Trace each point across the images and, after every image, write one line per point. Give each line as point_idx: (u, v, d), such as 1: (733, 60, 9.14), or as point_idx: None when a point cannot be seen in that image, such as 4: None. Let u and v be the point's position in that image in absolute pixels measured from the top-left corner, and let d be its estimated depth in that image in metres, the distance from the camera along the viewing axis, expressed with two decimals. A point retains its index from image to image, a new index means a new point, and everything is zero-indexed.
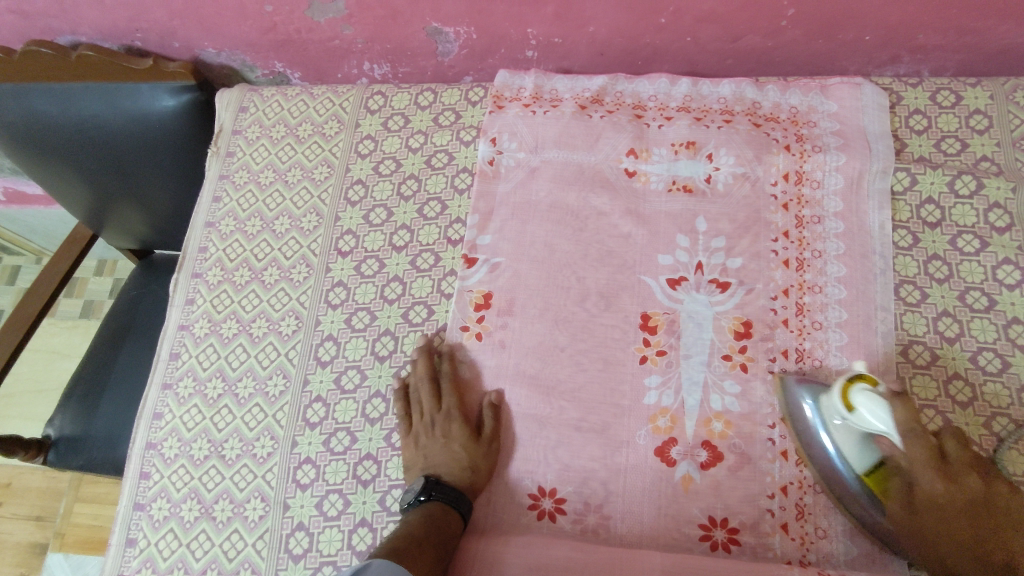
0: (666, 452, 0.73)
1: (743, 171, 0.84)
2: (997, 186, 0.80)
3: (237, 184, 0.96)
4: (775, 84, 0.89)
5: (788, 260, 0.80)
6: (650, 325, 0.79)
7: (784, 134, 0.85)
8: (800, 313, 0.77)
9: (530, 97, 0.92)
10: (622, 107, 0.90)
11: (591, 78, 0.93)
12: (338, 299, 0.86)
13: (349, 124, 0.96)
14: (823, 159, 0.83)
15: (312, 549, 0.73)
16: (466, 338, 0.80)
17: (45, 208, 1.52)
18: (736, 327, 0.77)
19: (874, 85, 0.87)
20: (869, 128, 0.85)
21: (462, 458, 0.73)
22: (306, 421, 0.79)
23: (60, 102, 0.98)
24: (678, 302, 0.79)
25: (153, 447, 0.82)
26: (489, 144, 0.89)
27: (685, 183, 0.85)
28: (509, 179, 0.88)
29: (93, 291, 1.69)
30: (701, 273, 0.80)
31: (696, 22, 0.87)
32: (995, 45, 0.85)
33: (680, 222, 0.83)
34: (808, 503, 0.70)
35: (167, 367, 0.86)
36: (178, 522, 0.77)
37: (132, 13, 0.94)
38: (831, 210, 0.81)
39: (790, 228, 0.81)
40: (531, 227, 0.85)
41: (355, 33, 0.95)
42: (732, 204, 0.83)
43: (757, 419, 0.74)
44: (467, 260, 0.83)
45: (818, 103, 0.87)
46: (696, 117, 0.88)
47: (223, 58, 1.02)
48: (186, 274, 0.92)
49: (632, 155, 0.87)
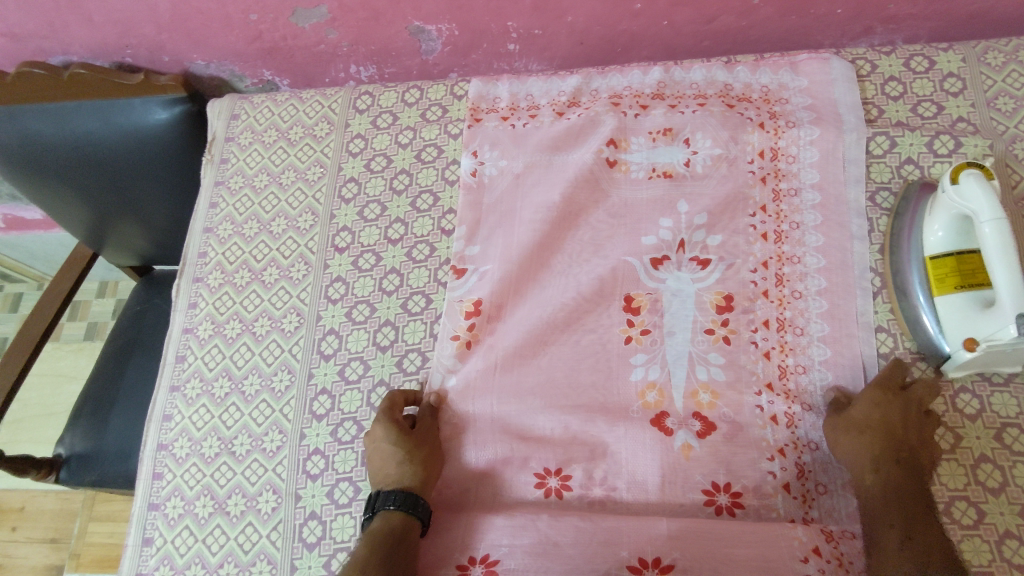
0: (661, 422, 0.75)
1: (721, 151, 0.85)
2: (976, 144, 0.81)
3: (233, 189, 0.98)
4: (744, 64, 0.90)
5: (766, 233, 0.81)
6: (633, 306, 0.80)
7: (757, 113, 0.87)
8: (780, 283, 0.79)
9: (506, 108, 0.93)
10: (598, 102, 0.92)
11: (564, 78, 0.94)
12: (338, 293, 0.87)
13: (338, 125, 0.98)
14: (797, 134, 0.85)
15: (326, 537, 0.75)
16: (456, 347, 0.81)
17: (44, 233, 1.54)
18: (718, 302, 0.79)
19: (842, 59, 0.88)
20: (840, 100, 0.86)
21: (395, 453, 0.73)
22: (313, 413, 0.81)
23: (54, 122, 1.00)
24: (660, 282, 0.81)
25: (164, 448, 0.84)
26: (471, 156, 0.91)
27: (664, 170, 0.86)
28: (495, 187, 0.89)
29: (97, 313, 1.71)
30: (683, 251, 0.82)
31: (670, 6, 0.89)
32: (965, 10, 0.87)
33: (661, 205, 0.84)
34: (807, 463, 0.72)
35: (174, 370, 0.88)
36: (193, 519, 0.79)
37: (121, 29, 0.97)
38: (808, 182, 0.83)
39: (768, 203, 0.82)
40: (518, 227, 0.86)
41: (340, 37, 0.97)
42: (711, 184, 0.84)
43: (744, 386, 0.75)
44: (457, 272, 0.85)
45: (789, 80, 0.88)
46: (670, 104, 0.89)
47: (212, 70, 1.05)
48: (187, 279, 0.94)
49: (612, 144, 0.88)
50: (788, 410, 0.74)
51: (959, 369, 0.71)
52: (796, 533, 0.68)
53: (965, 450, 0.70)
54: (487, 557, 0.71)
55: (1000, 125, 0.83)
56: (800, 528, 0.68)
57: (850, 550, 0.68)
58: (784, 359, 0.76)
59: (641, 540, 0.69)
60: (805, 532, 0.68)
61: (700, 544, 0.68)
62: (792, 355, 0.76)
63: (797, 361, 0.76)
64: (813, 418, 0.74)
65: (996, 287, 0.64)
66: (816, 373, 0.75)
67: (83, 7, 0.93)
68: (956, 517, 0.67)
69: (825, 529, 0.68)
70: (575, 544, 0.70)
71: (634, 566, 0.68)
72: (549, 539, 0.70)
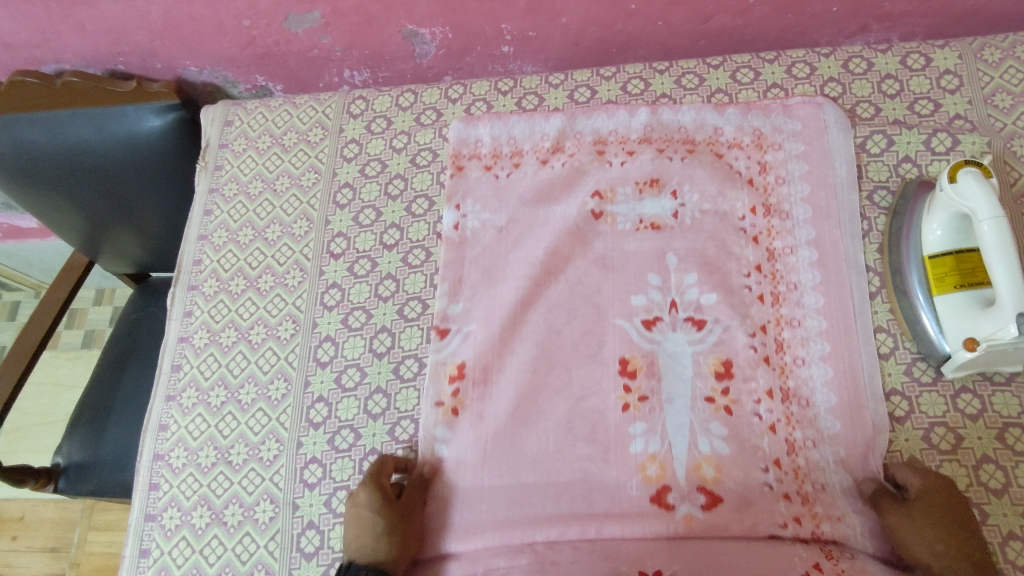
0: (663, 499, 0.71)
1: (708, 207, 0.82)
2: (973, 141, 0.81)
3: (227, 196, 0.98)
4: (735, 106, 0.86)
5: (762, 295, 0.78)
6: (630, 369, 0.77)
7: (747, 164, 0.84)
8: (780, 350, 0.76)
9: (489, 156, 0.90)
10: (583, 147, 0.88)
11: (548, 118, 0.90)
12: (334, 300, 0.87)
13: (333, 129, 0.98)
14: (787, 192, 0.82)
15: (324, 546, 0.74)
16: (443, 414, 0.77)
17: (40, 241, 1.54)
18: (716, 367, 0.76)
19: (835, 105, 0.85)
20: (834, 149, 0.83)
21: (374, 525, 0.69)
22: (310, 421, 0.81)
23: (47, 130, 0.99)
24: (654, 343, 0.77)
25: (160, 458, 0.83)
26: (453, 210, 0.87)
27: (651, 222, 0.83)
28: (478, 242, 0.86)
29: (94, 320, 1.70)
30: (676, 311, 0.78)
31: (665, 6, 0.88)
32: (962, 7, 0.87)
33: (649, 259, 0.81)
34: (825, 530, 0.68)
35: (170, 379, 0.87)
36: (190, 530, 0.78)
37: (114, 36, 0.96)
38: (803, 239, 0.79)
39: (762, 262, 0.79)
40: (501, 288, 0.83)
41: (333, 42, 0.96)
42: (700, 240, 0.81)
43: (750, 461, 0.72)
44: (440, 333, 0.81)
45: (782, 124, 0.85)
46: (657, 149, 0.86)
47: (205, 76, 1.04)
48: (182, 287, 0.93)
49: (597, 195, 0.85)
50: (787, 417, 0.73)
51: (958, 369, 0.71)
52: (797, 549, 0.67)
53: (966, 451, 0.69)
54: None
55: (997, 122, 0.83)
56: (799, 545, 0.68)
57: (852, 567, 0.66)
58: (791, 433, 0.72)
59: (640, 554, 0.69)
60: (805, 548, 0.67)
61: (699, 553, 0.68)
62: (800, 429, 0.73)
63: (805, 435, 0.72)
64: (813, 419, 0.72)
65: (996, 287, 0.64)
66: (822, 408, 0.73)
67: (75, 16, 0.93)
68: None
69: (824, 547, 0.68)
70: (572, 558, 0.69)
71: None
72: (548, 558, 0.69)
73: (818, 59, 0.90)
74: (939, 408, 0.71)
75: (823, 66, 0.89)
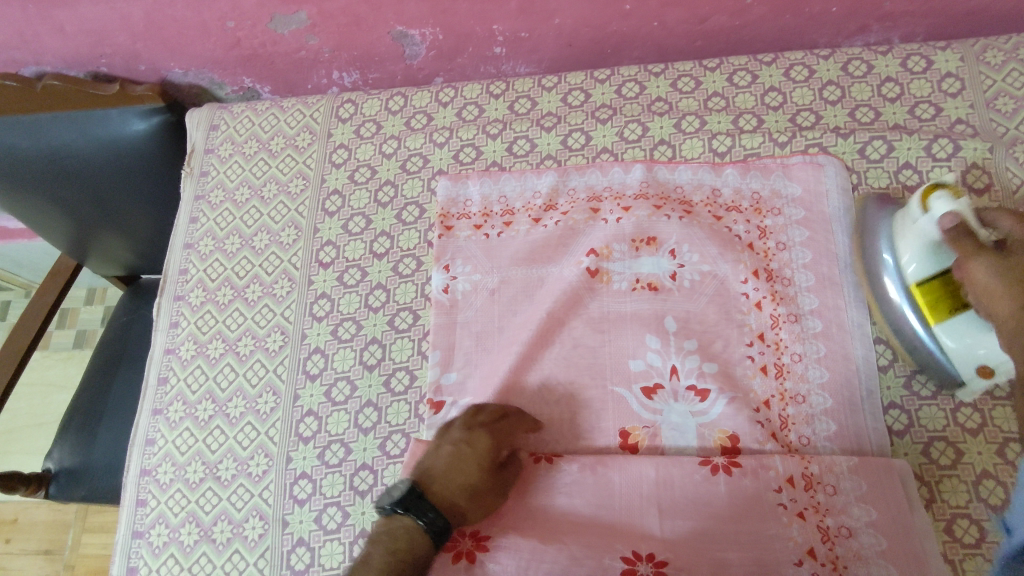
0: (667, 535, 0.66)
1: (709, 268, 0.78)
2: (974, 147, 0.79)
3: (213, 203, 0.96)
4: (733, 165, 0.84)
5: (766, 366, 0.74)
6: (630, 443, 0.72)
7: (746, 228, 0.81)
8: (784, 427, 0.72)
9: (479, 215, 0.86)
10: (577, 205, 0.84)
11: (539, 175, 0.87)
12: (323, 311, 0.85)
13: (321, 134, 0.96)
14: (789, 257, 0.79)
15: (314, 564, 0.73)
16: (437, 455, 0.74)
17: (28, 242, 1.51)
18: (723, 442, 0.71)
19: (837, 163, 0.82)
20: (834, 215, 0.80)
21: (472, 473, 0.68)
22: (299, 436, 0.79)
23: (29, 134, 0.97)
24: (655, 413, 0.73)
25: (147, 473, 0.82)
26: (442, 271, 0.83)
27: (649, 281, 0.78)
28: (469, 306, 0.81)
29: (86, 320, 1.69)
30: (676, 378, 0.74)
31: (661, 6, 0.86)
32: (963, 7, 0.85)
33: (646, 322, 0.77)
34: (830, 526, 0.65)
35: (156, 393, 0.86)
36: (178, 548, 0.77)
37: (95, 38, 0.94)
38: (806, 308, 0.76)
39: (765, 330, 0.75)
40: (498, 356, 0.78)
41: (321, 43, 0.94)
42: (701, 305, 0.77)
43: (762, 483, 0.67)
44: (433, 406, 0.76)
45: (782, 186, 0.82)
46: (654, 205, 0.82)
47: (191, 78, 1.01)
48: (168, 298, 0.91)
49: (593, 253, 0.80)
50: (784, 429, 0.72)
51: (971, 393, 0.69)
52: (773, 463, 0.68)
53: (966, 466, 0.68)
54: (478, 532, 0.67)
55: (1000, 127, 0.81)
56: (779, 457, 0.68)
57: (846, 551, 0.64)
58: (807, 468, 0.67)
59: (633, 538, 0.66)
60: (800, 531, 0.65)
61: (684, 494, 0.67)
62: (816, 462, 0.67)
63: (822, 469, 0.67)
64: (810, 430, 0.71)
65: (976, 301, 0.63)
66: (820, 424, 0.71)
67: (54, 17, 0.90)
68: (957, 536, 0.66)
69: (822, 526, 0.65)
70: (573, 534, 0.66)
71: (628, 558, 0.64)
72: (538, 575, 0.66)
73: (817, 61, 0.88)
74: (939, 422, 0.70)
75: (822, 69, 0.87)
